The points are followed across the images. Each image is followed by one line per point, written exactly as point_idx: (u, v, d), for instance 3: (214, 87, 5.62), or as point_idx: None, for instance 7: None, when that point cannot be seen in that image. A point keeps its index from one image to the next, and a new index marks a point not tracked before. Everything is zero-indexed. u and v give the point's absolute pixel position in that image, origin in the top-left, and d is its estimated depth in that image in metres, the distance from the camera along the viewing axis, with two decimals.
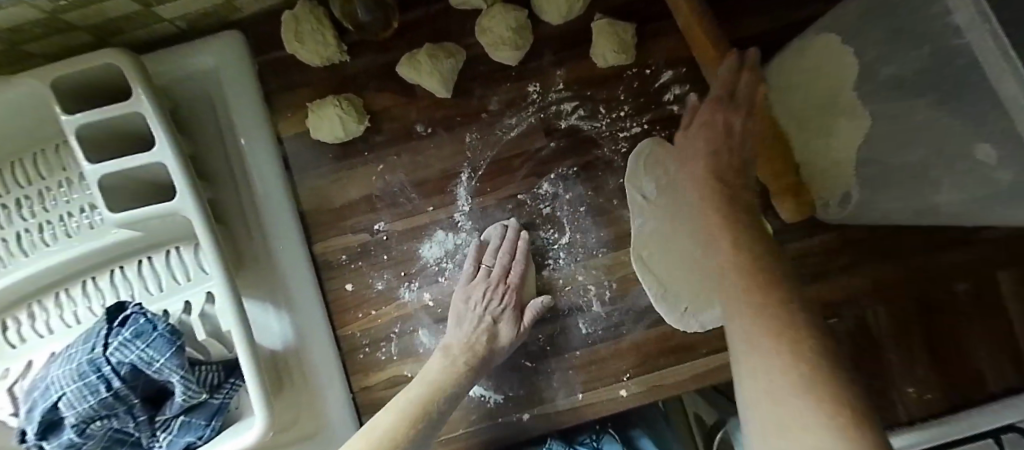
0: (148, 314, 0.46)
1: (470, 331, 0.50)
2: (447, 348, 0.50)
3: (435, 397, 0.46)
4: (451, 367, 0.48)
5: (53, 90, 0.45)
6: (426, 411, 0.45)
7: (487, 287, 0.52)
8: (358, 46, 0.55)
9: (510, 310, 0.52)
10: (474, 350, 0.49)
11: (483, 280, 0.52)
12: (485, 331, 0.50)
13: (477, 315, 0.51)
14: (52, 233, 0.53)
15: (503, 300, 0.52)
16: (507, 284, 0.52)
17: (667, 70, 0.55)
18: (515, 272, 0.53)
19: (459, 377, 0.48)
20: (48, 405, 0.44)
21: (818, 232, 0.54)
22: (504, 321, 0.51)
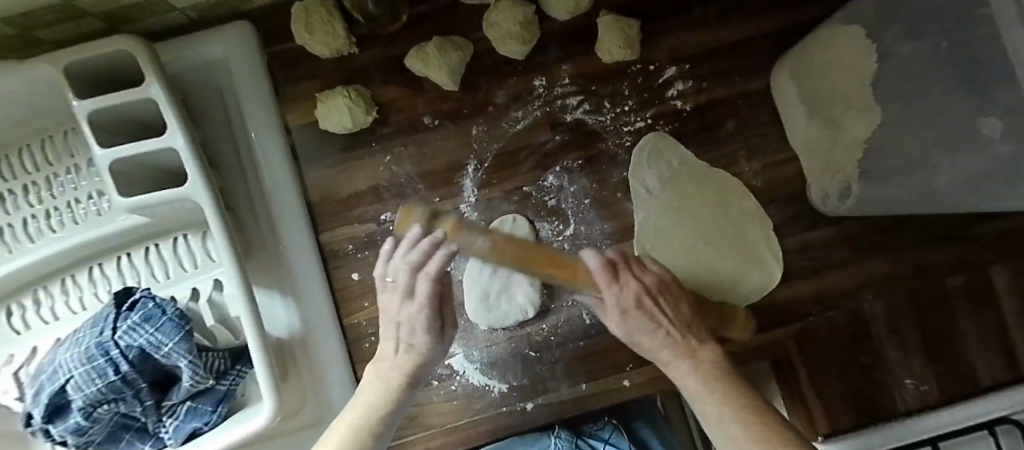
0: (156, 299, 0.47)
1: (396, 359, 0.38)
2: (377, 370, 0.40)
3: (369, 427, 0.37)
4: (385, 388, 0.38)
5: (65, 76, 0.46)
6: (359, 443, 0.35)
7: (423, 303, 0.39)
8: (367, 39, 0.56)
9: (420, 321, 0.37)
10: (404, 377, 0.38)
11: (400, 300, 0.37)
12: (406, 348, 0.39)
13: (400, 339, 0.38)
14: (60, 220, 0.53)
15: (433, 318, 0.39)
16: (438, 301, 0.40)
17: (670, 66, 0.56)
18: (447, 281, 0.41)
19: (392, 401, 0.38)
20: (55, 389, 0.44)
21: (816, 226, 0.55)
22: (414, 338, 0.39)
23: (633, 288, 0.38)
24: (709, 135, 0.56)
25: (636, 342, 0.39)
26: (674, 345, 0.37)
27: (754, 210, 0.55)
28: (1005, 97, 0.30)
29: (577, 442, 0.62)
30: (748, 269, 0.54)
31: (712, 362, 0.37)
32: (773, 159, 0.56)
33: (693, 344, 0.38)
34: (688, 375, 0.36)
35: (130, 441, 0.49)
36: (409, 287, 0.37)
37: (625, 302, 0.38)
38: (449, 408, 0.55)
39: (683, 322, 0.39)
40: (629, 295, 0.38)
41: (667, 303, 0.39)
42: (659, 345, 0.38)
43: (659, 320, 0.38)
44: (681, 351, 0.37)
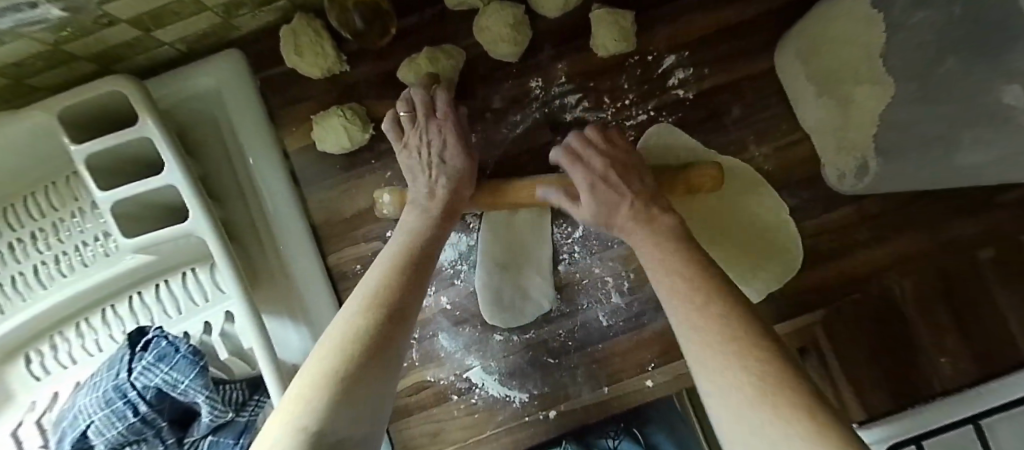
0: (169, 337, 0.46)
1: (425, 181, 0.44)
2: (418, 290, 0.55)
3: (412, 253, 0.40)
4: (423, 215, 0.44)
5: (60, 121, 0.46)
6: (411, 263, 0.39)
7: (423, 129, 0.45)
8: (357, 56, 0.55)
9: (453, 141, 0.45)
10: (437, 196, 0.44)
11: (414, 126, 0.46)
12: (440, 175, 0.44)
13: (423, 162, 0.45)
14: (69, 264, 0.53)
15: (444, 134, 0.45)
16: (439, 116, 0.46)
17: (669, 54, 0.54)
18: (442, 105, 0.46)
19: (435, 227, 0.43)
20: (77, 434, 0.44)
21: (838, 206, 0.52)
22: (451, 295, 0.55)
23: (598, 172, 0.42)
24: (715, 122, 0.54)
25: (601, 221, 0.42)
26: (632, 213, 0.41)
27: (770, 196, 0.52)
28: None
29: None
30: (766, 256, 0.52)
31: (671, 226, 0.39)
32: (785, 141, 0.54)
33: (653, 211, 0.40)
34: (644, 240, 0.39)
35: None
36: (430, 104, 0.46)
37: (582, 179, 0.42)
38: (470, 422, 0.54)
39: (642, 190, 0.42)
40: (590, 173, 0.42)
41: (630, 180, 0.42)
42: (619, 212, 0.41)
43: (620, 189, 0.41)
44: (641, 219, 0.40)
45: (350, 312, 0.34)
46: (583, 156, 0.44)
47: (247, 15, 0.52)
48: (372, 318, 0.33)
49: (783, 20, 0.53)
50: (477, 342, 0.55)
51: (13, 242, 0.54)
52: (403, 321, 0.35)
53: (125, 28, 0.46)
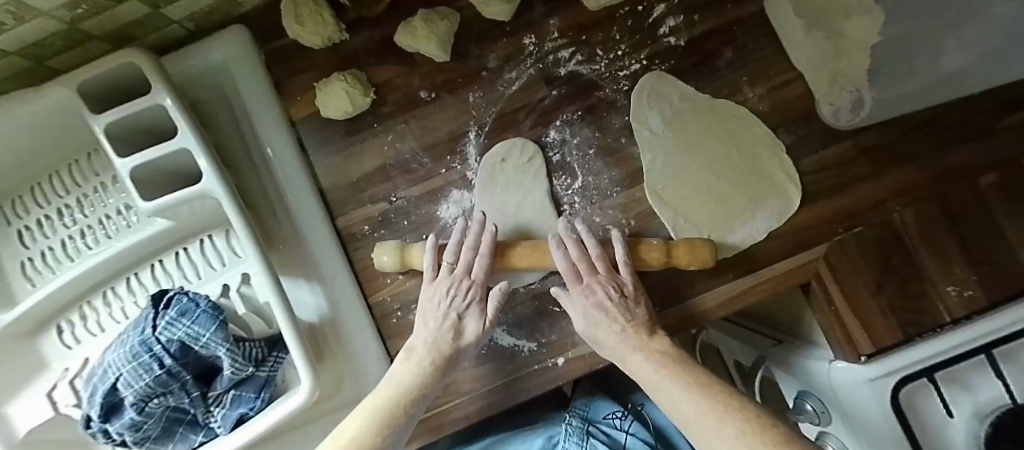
0: (190, 294, 0.49)
1: (434, 331, 0.47)
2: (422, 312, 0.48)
3: (384, 432, 0.40)
4: (413, 368, 0.45)
5: (78, 94, 0.49)
6: (397, 416, 0.42)
7: (452, 283, 0.48)
8: (356, 24, 0.57)
9: (476, 306, 0.48)
10: (441, 353, 0.46)
11: (445, 278, 0.49)
12: (450, 329, 0.47)
13: (441, 311, 0.47)
14: (94, 237, 0.56)
15: (466, 297, 0.48)
16: (472, 280, 0.48)
17: (659, 4, 0.55)
18: (477, 267, 0.49)
19: (434, 375, 0.45)
20: (108, 387, 0.47)
21: (832, 143, 0.53)
22: (467, 318, 0.48)
23: (596, 295, 0.47)
24: (708, 67, 0.55)
25: (597, 342, 0.47)
26: (630, 339, 0.45)
27: (765, 134, 0.53)
28: None
29: (589, 429, 0.68)
30: (763, 193, 0.53)
31: (662, 350, 0.45)
32: (780, 80, 0.54)
33: (646, 337, 0.46)
34: (641, 363, 0.44)
35: (184, 434, 0.51)
36: (467, 269, 0.48)
37: (588, 306, 0.47)
38: (482, 373, 0.55)
39: (639, 318, 0.47)
40: (594, 304, 0.47)
41: (631, 305, 0.47)
42: (614, 339, 0.46)
43: (616, 318, 0.46)
44: (637, 343, 0.45)
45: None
46: (584, 276, 0.48)
47: None
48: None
49: None
50: None
51: (42, 219, 0.57)
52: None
53: (137, 4, 0.48)
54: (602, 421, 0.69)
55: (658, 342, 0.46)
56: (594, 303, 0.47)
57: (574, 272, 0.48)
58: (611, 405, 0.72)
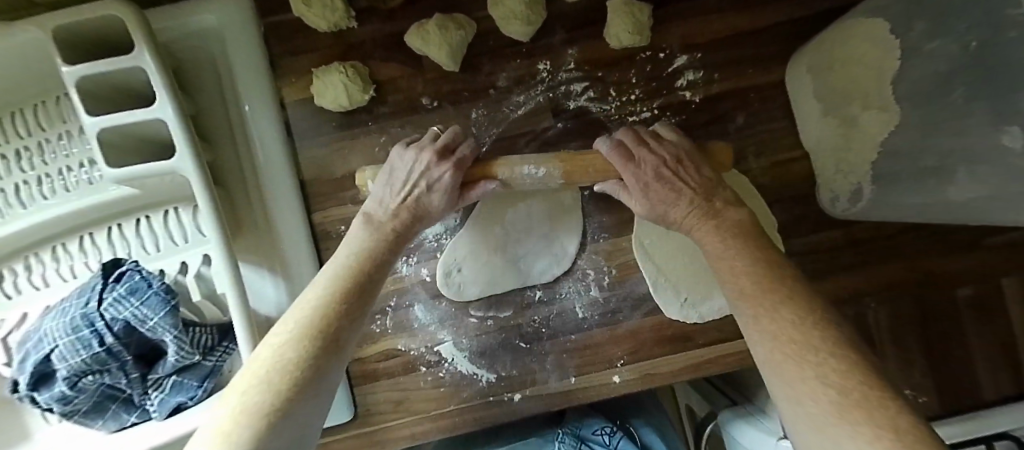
0: (143, 272, 0.46)
1: (396, 196, 0.40)
2: (371, 215, 0.40)
3: (356, 277, 0.36)
4: (381, 238, 0.39)
5: (55, 38, 0.44)
6: (354, 289, 0.35)
7: (422, 155, 0.41)
8: (366, 13, 0.53)
9: (447, 179, 0.41)
10: (401, 221, 0.40)
11: (422, 145, 0.42)
12: (415, 201, 0.40)
13: (408, 181, 0.40)
14: (51, 186, 0.52)
15: (441, 172, 0.41)
16: (451, 156, 0.42)
17: (681, 54, 0.53)
18: (461, 148, 0.42)
19: (385, 248, 0.39)
20: (40, 357, 0.44)
21: (824, 229, 0.53)
22: (435, 194, 0.41)
23: (653, 167, 0.41)
24: (718, 128, 0.53)
25: (659, 215, 0.42)
26: (697, 209, 0.40)
27: (764, 211, 0.51)
28: None
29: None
30: None
31: (734, 221, 0.39)
32: (785, 157, 0.54)
33: (711, 205, 0.39)
34: (709, 235, 0.38)
35: (116, 412, 0.48)
36: (447, 144, 0.42)
37: (647, 182, 0.41)
38: (438, 395, 0.54)
39: (700, 186, 0.40)
40: (647, 171, 0.41)
41: (691, 174, 0.41)
42: (682, 212, 0.40)
43: (680, 189, 0.40)
44: (705, 212, 0.39)
45: (259, 379, 0.28)
46: (644, 141, 0.42)
47: None
48: (307, 346, 0.31)
49: (798, 35, 0.53)
50: (452, 317, 0.55)
51: None
52: (331, 355, 0.32)
53: None
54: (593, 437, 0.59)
55: (729, 213, 0.39)
56: (653, 175, 0.41)
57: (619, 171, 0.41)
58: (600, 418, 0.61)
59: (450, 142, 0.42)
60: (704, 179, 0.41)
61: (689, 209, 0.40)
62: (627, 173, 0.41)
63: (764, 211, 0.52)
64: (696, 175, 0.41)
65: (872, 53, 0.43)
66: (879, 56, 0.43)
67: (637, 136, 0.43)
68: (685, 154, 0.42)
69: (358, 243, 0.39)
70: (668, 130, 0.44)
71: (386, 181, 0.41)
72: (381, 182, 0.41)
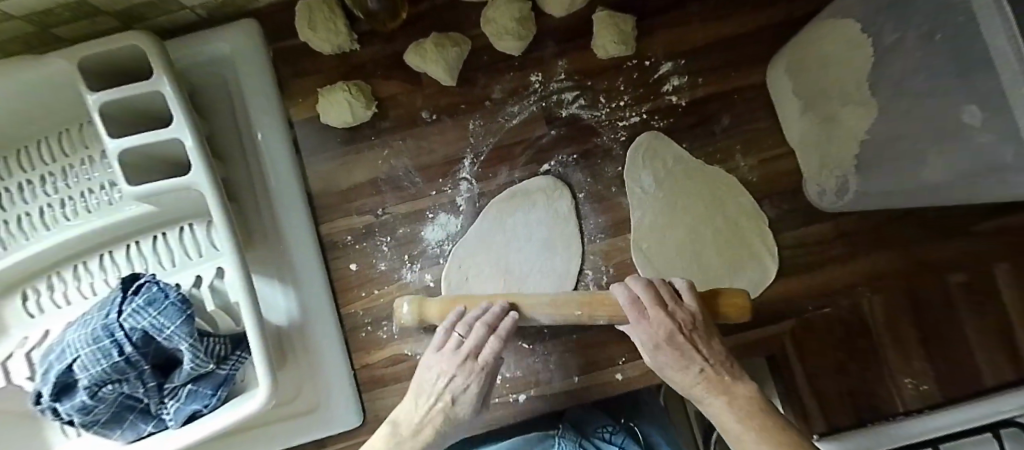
0: (161, 284, 0.49)
1: (422, 414, 0.44)
2: (395, 425, 0.44)
3: None
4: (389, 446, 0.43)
5: (80, 68, 0.48)
6: None
7: (451, 365, 0.44)
8: (367, 36, 0.57)
9: (475, 388, 0.44)
10: (422, 434, 0.43)
11: (452, 353, 0.45)
12: (440, 412, 0.44)
13: (435, 390, 0.44)
14: (73, 209, 0.55)
15: (469, 378, 0.44)
16: (477, 362, 0.44)
17: (666, 61, 0.56)
18: (486, 349, 0.44)
19: None
20: (63, 367, 0.46)
21: (814, 222, 0.55)
22: (461, 394, 0.44)
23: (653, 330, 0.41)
24: (704, 130, 0.56)
25: (665, 373, 0.42)
26: (703, 380, 0.40)
27: (750, 206, 0.55)
28: (985, 84, 0.30)
29: (582, 444, 0.59)
30: (743, 262, 0.54)
31: (748, 398, 0.39)
32: (771, 154, 0.56)
33: (726, 380, 0.40)
34: (722, 408, 0.39)
35: (134, 422, 0.50)
36: (475, 349, 0.44)
37: (654, 343, 0.41)
38: None
39: (710, 357, 0.41)
40: (659, 333, 0.41)
41: (702, 343, 0.41)
42: (688, 379, 0.41)
43: (692, 357, 0.40)
44: (716, 385, 0.40)
45: None
46: (648, 308, 0.41)
47: None
48: None
49: (775, 38, 0.56)
50: None
51: (23, 183, 0.56)
52: None
53: None
54: (594, 433, 0.60)
55: (740, 386, 0.40)
56: (659, 336, 0.41)
57: (630, 316, 0.42)
58: (602, 417, 0.63)
59: (502, 331, 0.45)
60: (711, 353, 0.41)
61: (699, 380, 0.40)
62: (639, 332, 0.41)
63: (752, 208, 0.55)
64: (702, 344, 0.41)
65: (851, 49, 0.44)
66: (855, 53, 0.43)
67: (655, 295, 0.42)
68: (699, 327, 0.41)
69: None
70: (687, 288, 0.43)
71: (426, 366, 0.46)
72: (411, 395, 0.45)
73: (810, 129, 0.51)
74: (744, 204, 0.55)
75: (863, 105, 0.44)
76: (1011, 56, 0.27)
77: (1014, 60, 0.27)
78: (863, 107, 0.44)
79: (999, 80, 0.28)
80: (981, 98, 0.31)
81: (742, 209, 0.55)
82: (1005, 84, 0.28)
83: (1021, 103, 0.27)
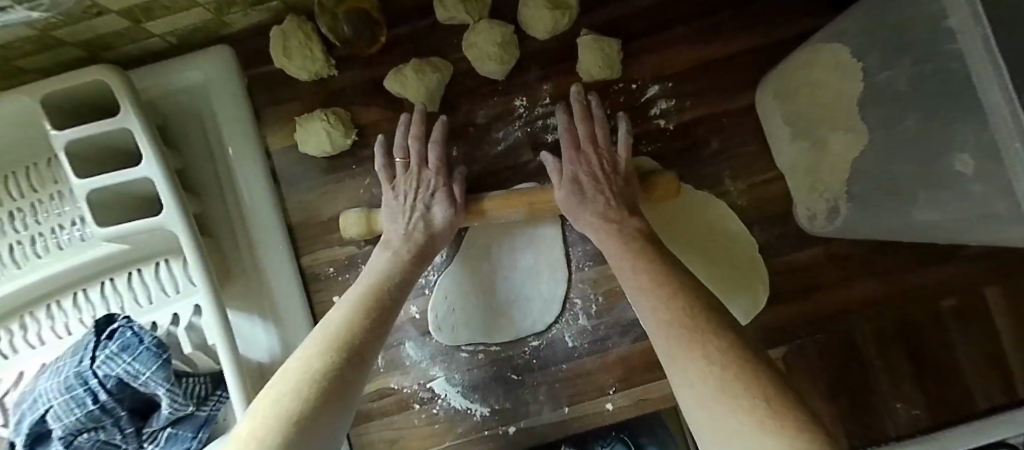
0: (135, 327, 0.47)
1: (403, 225, 0.46)
2: (387, 244, 0.45)
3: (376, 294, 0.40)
4: (394, 261, 0.43)
5: (43, 105, 0.46)
6: (378, 305, 0.38)
7: (409, 180, 0.47)
8: (346, 61, 0.55)
9: (441, 191, 0.47)
10: (413, 242, 0.45)
11: (402, 172, 0.48)
12: (419, 221, 0.46)
13: (404, 207, 0.46)
14: (44, 246, 0.53)
15: (427, 186, 0.47)
16: (428, 168, 0.48)
17: (653, 84, 0.55)
18: (432, 158, 0.48)
19: (400, 269, 0.43)
20: (36, 417, 0.44)
21: (803, 247, 0.54)
22: (436, 206, 0.47)
23: (591, 167, 0.46)
24: (692, 155, 0.55)
25: (577, 216, 0.46)
26: (609, 212, 0.44)
27: (740, 231, 0.54)
28: (980, 135, 0.29)
29: None
30: (731, 289, 0.53)
31: (637, 229, 0.43)
32: (760, 178, 0.55)
33: (625, 213, 0.44)
34: (616, 239, 0.42)
35: None
36: (422, 156, 0.48)
37: (574, 183, 0.45)
38: (433, 431, 0.55)
39: (623, 195, 0.45)
40: (580, 172, 0.46)
41: (621, 178, 0.46)
42: (599, 213, 0.44)
43: (603, 189, 0.45)
44: (615, 215, 0.44)
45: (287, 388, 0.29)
46: (581, 143, 0.47)
47: (239, 13, 0.51)
48: (329, 358, 0.32)
49: (764, 59, 0.55)
50: (443, 353, 0.55)
51: None
52: (358, 371, 0.33)
53: (113, 20, 0.45)
54: None
55: (635, 222, 0.44)
56: (588, 166, 0.46)
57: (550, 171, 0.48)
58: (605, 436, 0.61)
59: (439, 130, 0.49)
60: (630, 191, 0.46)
61: (610, 211, 0.44)
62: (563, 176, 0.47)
63: (742, 234, 0.54)
64: (622, 183, 0.46)
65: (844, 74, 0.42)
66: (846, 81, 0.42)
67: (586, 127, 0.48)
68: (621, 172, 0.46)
69: (356, 292, 0.40)
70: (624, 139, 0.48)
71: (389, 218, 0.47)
72: (388, 217, 0.47)
73: (800, 154, 0.50)
74: (734, 231, 0.54)
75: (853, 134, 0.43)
76: (1006, 112, 0.26)
77: (1009, 116, 0.25)
78: (852, 136, 0.43)
79: (993, 133, 0.27)
80: (972, 146, 0.30)
81: (732, 237, 0.54)
82: (999, 139, 0.27)
83: (1015, 162, 0.26)
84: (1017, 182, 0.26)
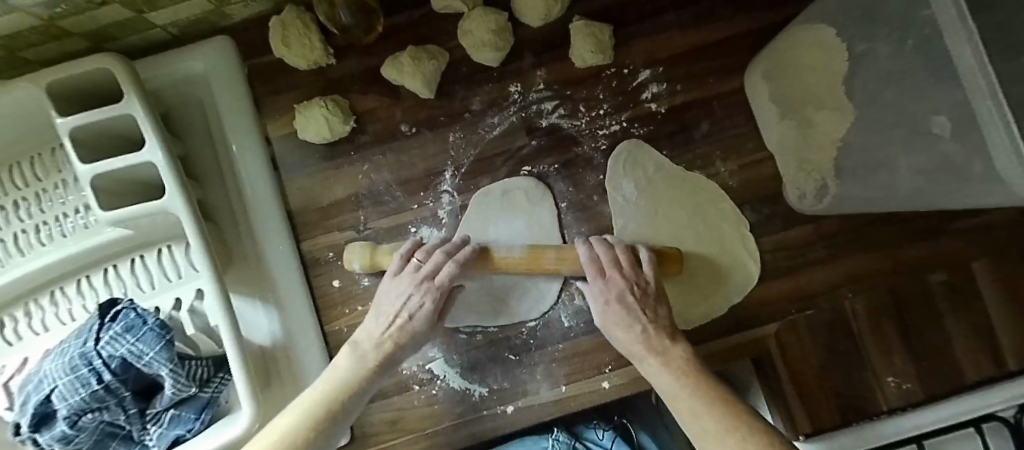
0: (139, 310, 0.48)
1: (382, 327, 0.44)
2: (355, 344, 0.44)
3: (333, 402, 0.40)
4: (354, 364, 0.42)
5: (48, 92, 0.47)
6: (325, 414, 0.38)
7: (413, 281, 0.46)
8: (344, 50, 0.57)
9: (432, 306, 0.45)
10: (382, 350, 0.43)
11: (411, 274, 0.46)
12: (399, 327, 0.44)
13: (396, 306, 0.45)
14: (48, 234, 0.54)
15: (425, 297, 0.45)
16: (434, 282, 0.46)
17: (644, 69, 0.56)
18: (443, 273, 0.46)
19: (362, 381, 0.42)
20: (41, 398, 0.45)
21: (793, 226, 0.55)
22: (419, 316, 0.45)
23: (622, 293, 0.45)
24: (683, 137, 0.56)
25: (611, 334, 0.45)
26: (648, 338, 0.43)
27: (731, 211, 0.55)
28: (954, 96, 0.30)
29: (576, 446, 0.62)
30: (723, 267, 0.54)
31: (683, 359, 0.41)
32: (750, 159, 0.56)
33: (666, 341, 0.42)
34: (659, 368, 0.41)
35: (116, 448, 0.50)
36: (433, 271, 0.46)
37: (610, 301, 0.44)
38: (432, 413, 0.55)
39: (660, 322, 0.44)
40: (613, 291, 0.45)
41: (653, 305, 0.44)
42: (633, 339, 0.43)
43: (639, 317, 0.43)
44: (656, 347, 0.42)
45: None
46: (608, 273, 0.46)
47: (240, 3, 0.53)
48: None
49: (751, 44, 0.56)
50: (441, 335, 0.56)
51: None
52: None
53: (118, 9, 0.46)
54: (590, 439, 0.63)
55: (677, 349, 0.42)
56: (619, 297, 0.44)
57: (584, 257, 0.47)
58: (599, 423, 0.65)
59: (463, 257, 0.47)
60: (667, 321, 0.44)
61: (647, 344, 0.42)
62: (597, 283, 0.46)
63: (733, 213, 0.55)
64: (659, 312, 0.45)
65: (828, 53, 0.44)
66: (830, 59, 0.43)
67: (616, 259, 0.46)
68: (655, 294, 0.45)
69: (313, 393, 0.40)
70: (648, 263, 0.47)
71: (377, 309, 0.46)
72: (372, 317, 0.45)
73: (788, 134, 0.51)
74: (725, 210, 0.55)
75: (837, 110, 0.44)
76: (977, 70, 0.27)
77: (979, 74, 0.27)
78: (837, 112, 0.44)
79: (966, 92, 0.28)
80: (948, 109, 0.31)
81: (724, 216, 0.55)
82: (972, 98, 0.28)
83: (987, 117, 0.27)
84: (990, 137, 0.27)
